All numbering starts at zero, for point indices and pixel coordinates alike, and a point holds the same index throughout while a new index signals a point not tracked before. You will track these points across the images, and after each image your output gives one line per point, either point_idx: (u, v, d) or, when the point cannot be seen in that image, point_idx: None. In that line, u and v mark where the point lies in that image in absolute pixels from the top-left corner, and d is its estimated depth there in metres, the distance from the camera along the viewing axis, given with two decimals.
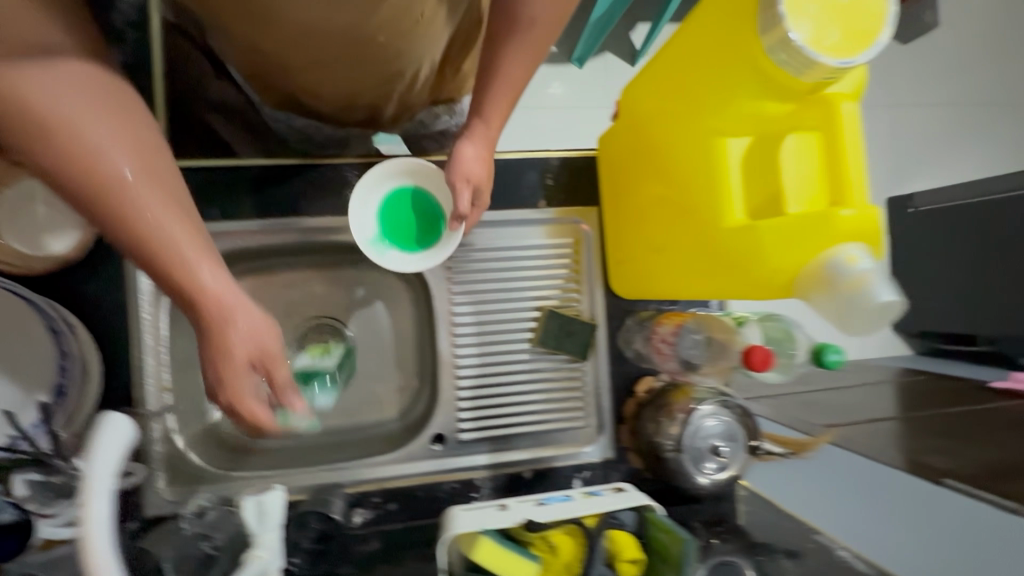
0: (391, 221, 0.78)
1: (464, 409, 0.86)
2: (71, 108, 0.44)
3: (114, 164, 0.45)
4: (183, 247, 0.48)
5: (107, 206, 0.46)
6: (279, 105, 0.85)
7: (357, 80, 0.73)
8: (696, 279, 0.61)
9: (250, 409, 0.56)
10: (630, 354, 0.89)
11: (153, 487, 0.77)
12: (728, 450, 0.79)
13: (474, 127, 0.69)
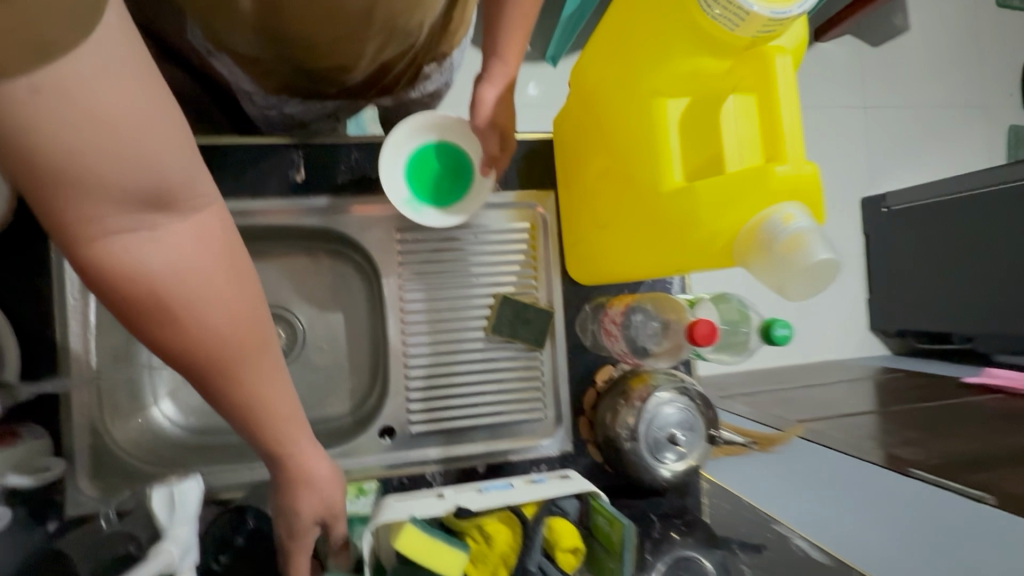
0: (421, 180, 0.78)
1: (415, 401, 0.82)
2: (171, 261, 0.37)
3: (188, 302, 0.38)
4: (268, 386, 0.45)
5: (205, 362, 0.41)
6: (285, 89, 0.84)
7: (372, 48, 0.73)
8: (641, 251, 0.58)
9: (299, 564, 0.59)
10: (589, 342, 0.85)
11: (76, 485, 0.72)
12: (688, 439, 0.76)
13: (493, 72, 0.70)
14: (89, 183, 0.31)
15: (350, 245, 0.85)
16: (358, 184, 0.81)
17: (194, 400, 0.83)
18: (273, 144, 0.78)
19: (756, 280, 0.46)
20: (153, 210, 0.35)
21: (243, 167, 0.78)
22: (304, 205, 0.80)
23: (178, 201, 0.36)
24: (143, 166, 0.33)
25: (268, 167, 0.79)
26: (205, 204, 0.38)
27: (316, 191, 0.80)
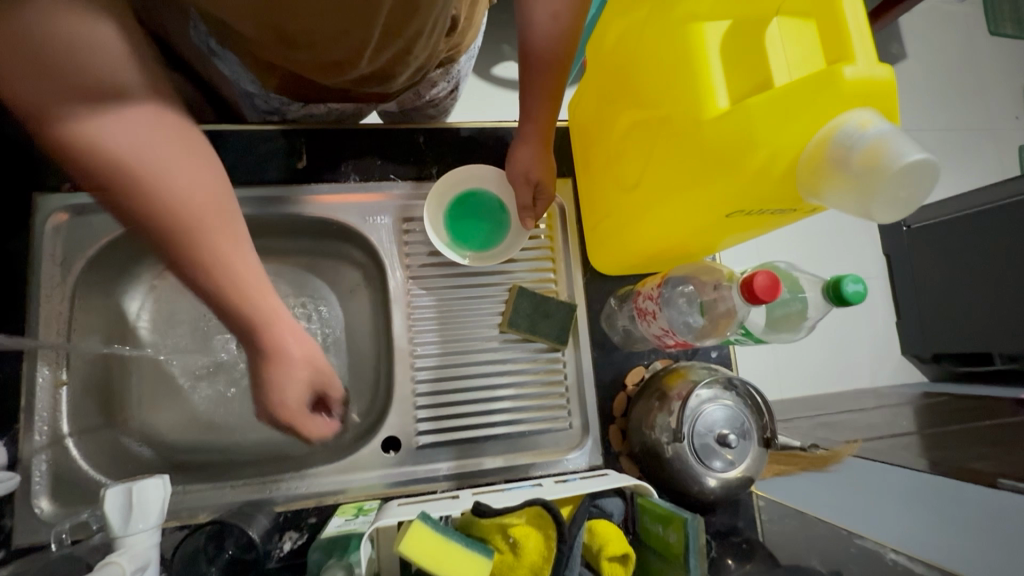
0: (463, 230, 0.76)
1: (423, 408, 0.73)
2: (130, 141, 0.45)
3: (149, 172, 0.46)
4: (229, 261, 0.50)
5: (186, 222, 0.47)
6: (289, 93, 0.77)
7: (380, 46, 0.64)
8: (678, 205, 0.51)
9: (311, 426, 0.58)
10: (617, 338, 0.77)
11: (31, 505, 0.62)
12: (739, 443, 0.65)
13: (524, 134, 0.70)
14: (131, 130, 0.46)
15: (353, 242, 0.79)
16: (363, 172, 0.76)
17: None
18: (275, 131, 0.74)
19: (836, 211, 0.40)
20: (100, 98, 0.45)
21: (242, 156, 0.74)
22: (305, 195, 0.75)
23: (124, 93, 0.46)
24: (101, 72, 0.46)
25: (267, 155, 0.74)
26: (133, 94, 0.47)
27: (317, 180, 0.75)
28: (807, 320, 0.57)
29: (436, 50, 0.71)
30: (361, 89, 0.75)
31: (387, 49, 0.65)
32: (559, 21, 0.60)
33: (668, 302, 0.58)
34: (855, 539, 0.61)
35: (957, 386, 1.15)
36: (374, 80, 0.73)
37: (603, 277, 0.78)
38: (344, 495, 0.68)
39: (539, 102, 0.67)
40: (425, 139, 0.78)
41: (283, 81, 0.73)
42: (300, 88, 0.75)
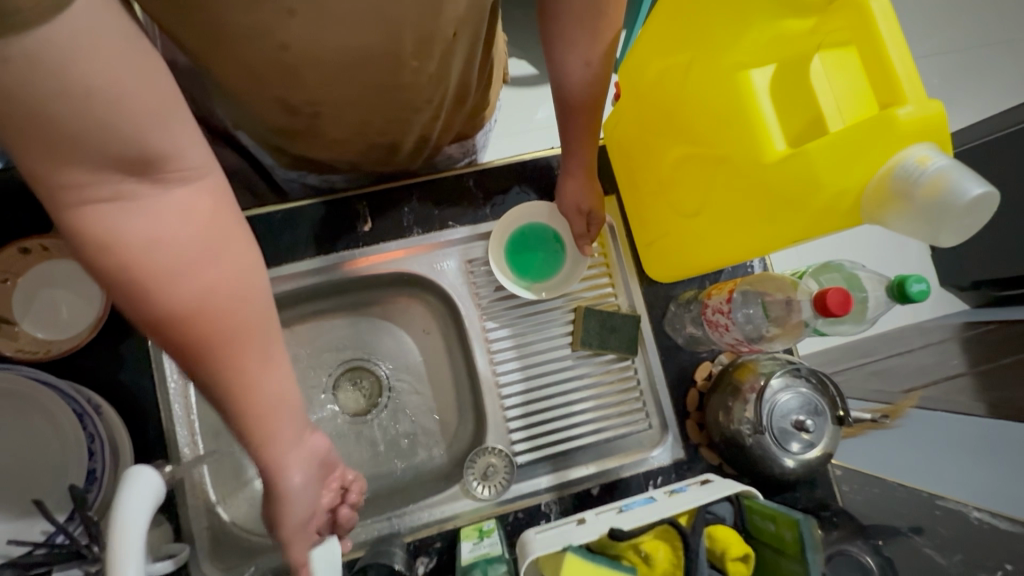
0: (521, 264, 0.82)
1: (516, 431, 0.79)
2: (179, 258, 0.42)
3: (150, 280, 0.42)
4: (246, 356, 0.46)
5: (208, 335, 0.44)
6: (303, 161, 0.83)
7: (385, 111, 0.68)
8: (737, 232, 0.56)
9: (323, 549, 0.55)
10: (681, 341, 0.82)
11: (197, 567, 0.70)
12: (815, 424, 0.70)
13: (569, 168, 0.75)
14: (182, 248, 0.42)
15: (423, 287, 0.86)
16: (423, 224, 0.81)
17: None
18: (337, 199, 0.79)
19: (899, 234, 0.44)
20: (129, 175, 0.40)
21: (310, 229, 0.80)
22: (375, 254, 0.81)
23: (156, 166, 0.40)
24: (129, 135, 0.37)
25: (334, 224, 0.80)
26: (198, 170, 0.43)
27: (383, 239, 0.81)
28: (868, 313, 0.61)
29: (448, 110, 0.76)
30: (364, 156, 0.81)
31: (393, 115, 0.70)
32: (592, 67, 0.63)
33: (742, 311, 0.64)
34: (938, 500, 0.67)
35: (986, 309, 1.16)
36: (377, 147, 0.78)
37: (660, 284, 0.83)
38: (461, 518, 0.76)
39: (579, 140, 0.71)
40: (475, 184, 0.82)
41: (294, 154, 0.80)
42: (307, 156, 0.81)
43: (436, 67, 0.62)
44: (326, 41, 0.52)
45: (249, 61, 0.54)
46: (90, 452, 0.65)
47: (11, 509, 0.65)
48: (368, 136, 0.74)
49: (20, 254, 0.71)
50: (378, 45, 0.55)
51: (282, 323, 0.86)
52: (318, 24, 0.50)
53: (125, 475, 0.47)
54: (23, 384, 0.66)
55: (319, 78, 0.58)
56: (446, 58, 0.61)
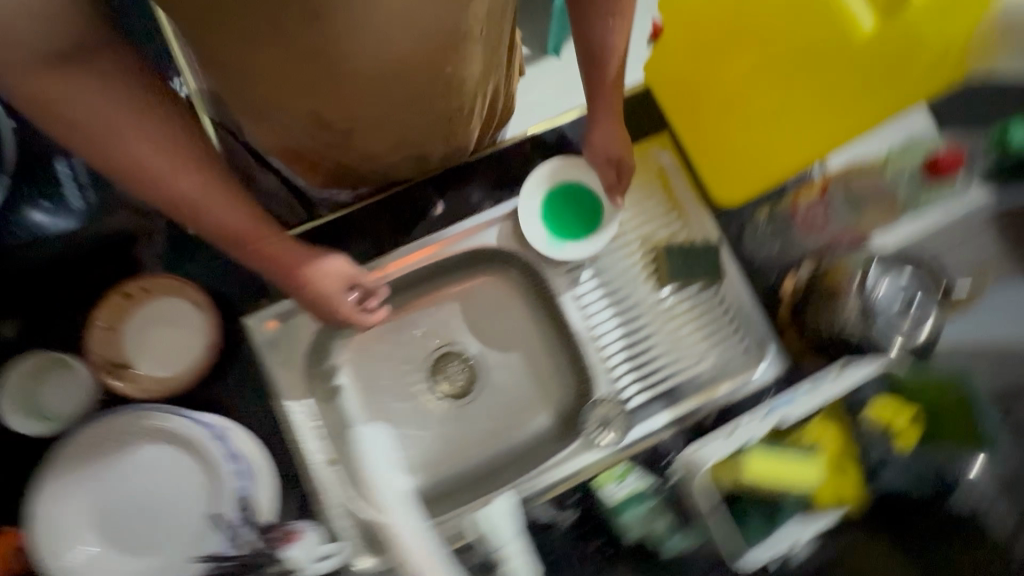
0: (556, 225, 0.84)
1: (623, 375, 0.81)
2: (103, 116, 0.54)
3: (112, 138, 0.55)
4: (198, 163, 0.60)
5: (170, 170, 0.58)
6: (340, 180, 0.87)
7: (417, 120, 0.73)
8: (827, 122, 0.63)
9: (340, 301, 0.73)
10: (762, 259, 0.84)
11: (354, 562, 0.72)
12: (919, 305, 0.71)
13: (591, 139, 0.79)
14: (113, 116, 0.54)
15: (500, 261, 0.88)
16: (494, 198, 0.84)
17: (413, 457, 0.86)
18: (408, 189, 0.82)
19: None
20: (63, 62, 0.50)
21: (388, 223, 0.82)
22: (453, 234, 0.83)
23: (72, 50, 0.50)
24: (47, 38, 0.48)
25: (412, 213, 0.83)
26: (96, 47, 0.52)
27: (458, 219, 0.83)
28: None
29: (477, 116, 0.81)
30: (397, 174, 0.85)
31: (426, 125, 0.75)
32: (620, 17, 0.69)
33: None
34: None
35: None
36: (409, 163, 0.83)
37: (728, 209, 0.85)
38: (588, 470, 0.76)
39: (603, 99, 0.75)
40: (534, 149, 0.84)
41: (327, 174, 0.84)
42: (345, 175, 0.85)
43: (460, 69, 0.68)
44: (358, 52, 0.58)
45: (292, 80, 0.60)
46: (232, 473, 0.68)
47: (169, 541, 0.66)
48: (400, 150, 0.79)
49: (123, 299, 0.73)
50: (412, 51, 0.61)
51: (370, 324, 0.88)
52: (354, 36, 0.56)
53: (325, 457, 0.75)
54: (159, 419, 0.68)
55: (349, 92, 0.63)
56: (467, 59, 0.67)
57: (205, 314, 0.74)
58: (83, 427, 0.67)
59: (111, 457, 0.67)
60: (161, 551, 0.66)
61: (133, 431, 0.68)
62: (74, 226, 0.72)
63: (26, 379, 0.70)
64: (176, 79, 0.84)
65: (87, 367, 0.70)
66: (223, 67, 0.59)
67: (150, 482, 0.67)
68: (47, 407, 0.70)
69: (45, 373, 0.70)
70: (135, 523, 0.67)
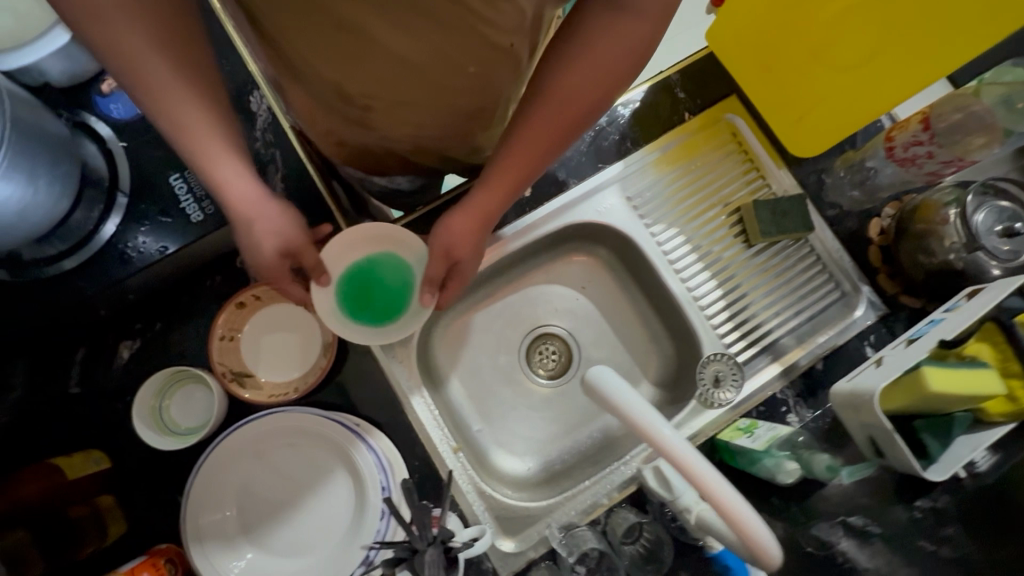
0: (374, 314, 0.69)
1: (726, 332, 0.82)
2: (135, 44, 0.48)
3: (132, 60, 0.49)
4: (206, 120, 0.53)
5: (185, 115, 0.52)
6: (358, 162, 0.79)
7: (435, 117, 0.67)
8: (902, 78, 0.69)
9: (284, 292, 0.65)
10: (845, 206, 0.85)
11: (497, 545, 0.72)
12: (1022, 229, 0.72)
13: (470, 203, 0.62)
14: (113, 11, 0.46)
15: (585, 237, 0.89)
16: (578, 174, 0.85)
17: (524, 440, 0.86)
18: None
19: None
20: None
21: None
22: (541, 214, 0.83)
23: None
24: None
25: None
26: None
27: (545, 199, 0.84)
28: None
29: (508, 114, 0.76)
30: (426, 159, 0.79)
31: (447, 121, 0.68)
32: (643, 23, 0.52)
33: (947, 135, 0.67)
34: None
35: None
36: (435, 150, 0.76)
37: (804, 160, 0.87)
38: (707, 429, 0.78)
39: (589, 125, 0.59)
40: (610, 124, 0.86)
41: (350, 153, 0.76)
42: (363, 159, 0.77)
43: (491, 71, 0.61)
44: (385, 35, 0.52)
45: (309, 36, 0.53)
46: (374, 466, 0.68)
47: (322, 538, 0.67)
48: (419, 145, 0.73)
49: (237, 309, 0.73)
50: (438, 46, 0.54)
51: (464, 313, 0.89)
52: (383, 20, 0.51)
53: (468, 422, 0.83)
54: (298, 419, 0.69)
55: (370, 69, 0.57)
56: (503, 66, 0.61)
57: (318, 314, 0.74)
58: (227, 433, 0.67)
59: (254, 461, 0.68)
60: (316, 547, 0.67)
61: (273, 434, 0.69)
62: (177, 247, 0.66)
63: (155, 396, 0.70)
64: (255, 93, 0.80)
65: (213, 379, 0.69)
66: (253, 21, 0.54)
67: (295, 483, 0.68)
68: (178, 422, 0.71)
69: (173, 387, 0.72)
70: (285, 524, 0.68)
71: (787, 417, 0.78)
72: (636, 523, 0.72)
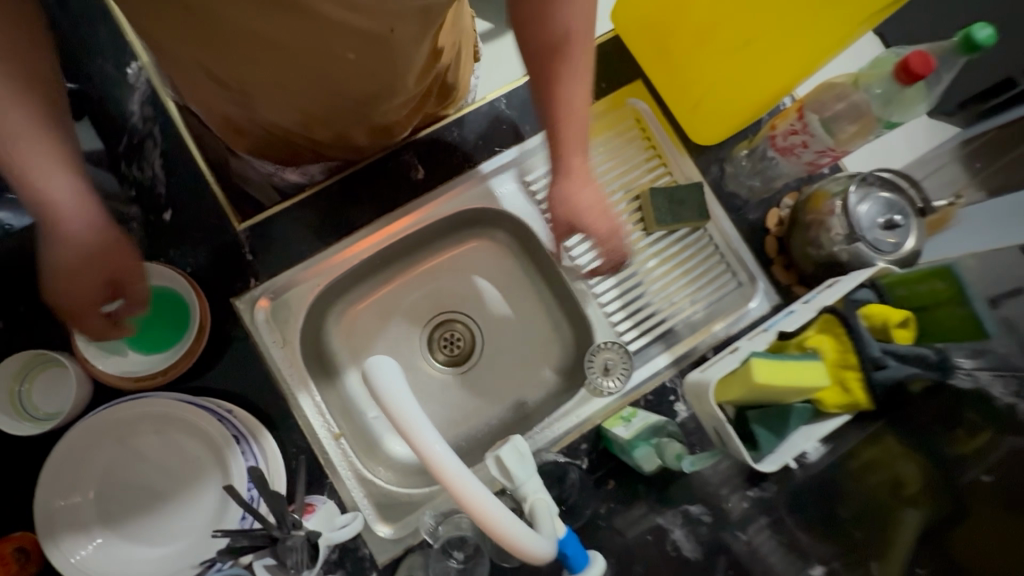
0: (159, 341, 0.71)
1: (619, 321, 0.82)
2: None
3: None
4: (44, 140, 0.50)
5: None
6: (256, 149, 0.75)
7: (322, 99, 0.62)
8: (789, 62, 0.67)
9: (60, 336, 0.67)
10: (745, 195, 0.85)
11: (374, 530, 0.72)
12: (900, 220, 0.73)
13: (575, 172, 0.69)
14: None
15: (488, 222, 0.88)
16: (475, 157, 0.82)
17: None
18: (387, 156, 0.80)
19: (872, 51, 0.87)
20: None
21: (367, 192, 0.80)
22: (436, 197, 0.81)
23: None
24: None
25: (393, 178, 0.80)
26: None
27: (441, 182, 0.82)
28: (939, 78, 0.60)
29: (414, 100, 0.71)
30: (326, 146, 0.75)
31: (335, 107, 0.64)
32: None
33: (825, 126, 0.67)
34: None
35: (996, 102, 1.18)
36: (331, 137, 0.72)
37: (708, 148, 0.85)
38: (596, 417, 0.77)
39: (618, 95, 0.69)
40: (509, 105, 0.83)
41: (254, 140, 0.73)
42: (272, 147, 0.75)
43: (372, 59, 0.56)
44: (235, 14, 0.47)
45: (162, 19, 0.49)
46: (241, 452, 0.67)
47: (185, 526, 0.66)
48: (316, 129, 0.69)
49: None
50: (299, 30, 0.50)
51: (363, 298, 0.87)
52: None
53: (357, 419, 0.83)
54: (158, 406, 0.66)
55: (231, 57, 0.53)
56: (383, 56, 0.56)
57: (188, 293, 0.71)
58: (91, 415, 0.65)
59: (115, 448, 0.66)
60: (179, 537, 0.66)
61: (134, 420, 0.67)
62: None
63: (13, 380, 0.67)
64: (133, 65, 0.77)
65: (73, 362, 0.68)
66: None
67: (159, 470, 0.67)
68: (38, 407, 0.68)
69: (34, 370, 0.69)
70: (148, 511, 0.66)
71: (674, 406, 0.77)
72: None
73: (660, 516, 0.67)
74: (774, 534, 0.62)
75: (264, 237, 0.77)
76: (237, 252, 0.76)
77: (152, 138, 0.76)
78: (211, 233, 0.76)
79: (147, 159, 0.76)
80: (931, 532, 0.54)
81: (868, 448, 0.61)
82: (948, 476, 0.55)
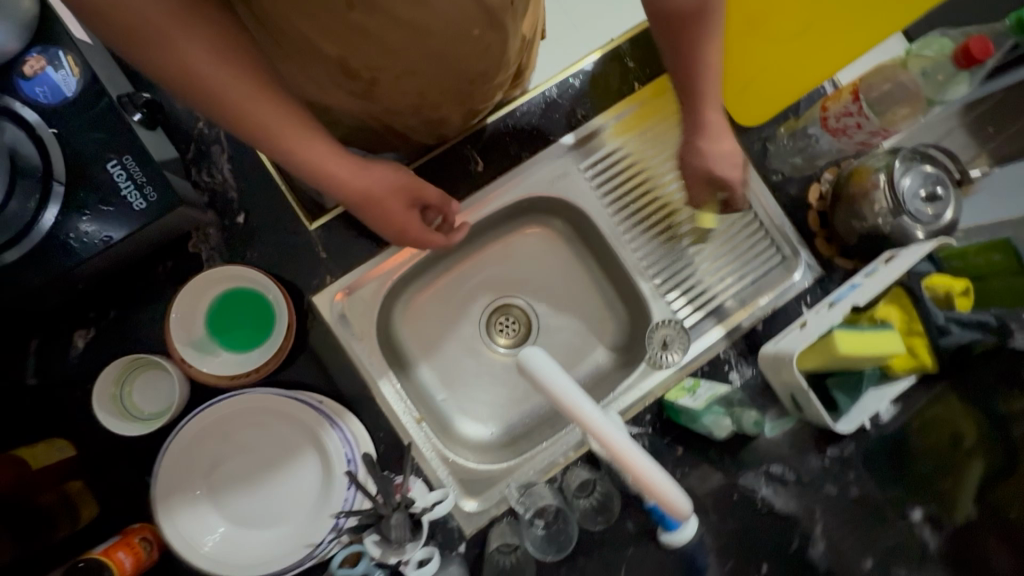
0: (245, 339, 0.74)
1: (674, 299, 0.87)
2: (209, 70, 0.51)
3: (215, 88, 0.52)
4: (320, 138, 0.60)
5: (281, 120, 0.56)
6: None
7: (439, 82, 0.67)
8: None
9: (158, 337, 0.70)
10: (787, 172, 0.88)
11: (458, 504, 0.77)
12: (942, 191, 0.76)
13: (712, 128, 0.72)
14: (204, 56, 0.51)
15: (540, 208, 0.91)
16: (529, 147, 0.85)
17: (486, 409, 0.90)
18: (447, 150, 0.83)
19: None
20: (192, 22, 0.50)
21: (429, 186, 0.83)
22: (494, 188, 0.84)
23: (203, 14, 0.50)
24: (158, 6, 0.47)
25: (454, 172, 0.83)
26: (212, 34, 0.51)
27: (499, 173, 0.84)
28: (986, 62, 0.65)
29: (504, 82, 0.76)
30: (410, 135, 0.78)
31: (446, 89, 0.69)
32: None
33: (876, 106, 0.71)
34: None
35: None
36: (424, 124, 0.76)
37: (751, 128, 0.87)
38: (659, 389, 0.82)
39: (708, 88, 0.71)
40: (559, 95, 0.86)
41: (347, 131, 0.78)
42: (359, 135, 0.79)
43: (493, 34, 0.62)
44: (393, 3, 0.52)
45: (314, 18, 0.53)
46: (338, 439, 0.71)
47: (288, 512, 0.71)
48: (421, 115, 0.73)
49: (191, 293, 0.72)
50: (445, 14, 0.56)
51: (424, 288, 0.91)
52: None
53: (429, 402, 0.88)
54: (258, 400, 0.71)
55: (377, 49, 0.57)
56: (500, 29, 0.62)
57: (272, 292, 0.73)
58: (196, 413, 0.69)
59: (219, 441, 0.71)
60: (283, 522, 0.70)
61: (236, 414, 0.71)
62: (122, 235, 0.65)
63: (114, 384, 0.71)
64: None
65: (171, 364, 0.71)
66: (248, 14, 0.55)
67: (260, 461, 0.71)
68: (141, 408, 0.72)
69: (132, 373, 0.72)
70: (252, 499, 0.71)
71: (729, 376, 0.83)
72: (589, 478, 0.76)
73: (736, 476, 0.74)
74: (836, 512, 0.69)
75: (335, 235, 0.79)
76: (310, 251, 0.79)
77: (219, 143, 0.78)
78: (284, 233, 0.78)
79: (217, 164, 0.78)
80: (993, 476, 0.59)
81: (931, 408, 0.66)
82: (998, 430, 0.60)
